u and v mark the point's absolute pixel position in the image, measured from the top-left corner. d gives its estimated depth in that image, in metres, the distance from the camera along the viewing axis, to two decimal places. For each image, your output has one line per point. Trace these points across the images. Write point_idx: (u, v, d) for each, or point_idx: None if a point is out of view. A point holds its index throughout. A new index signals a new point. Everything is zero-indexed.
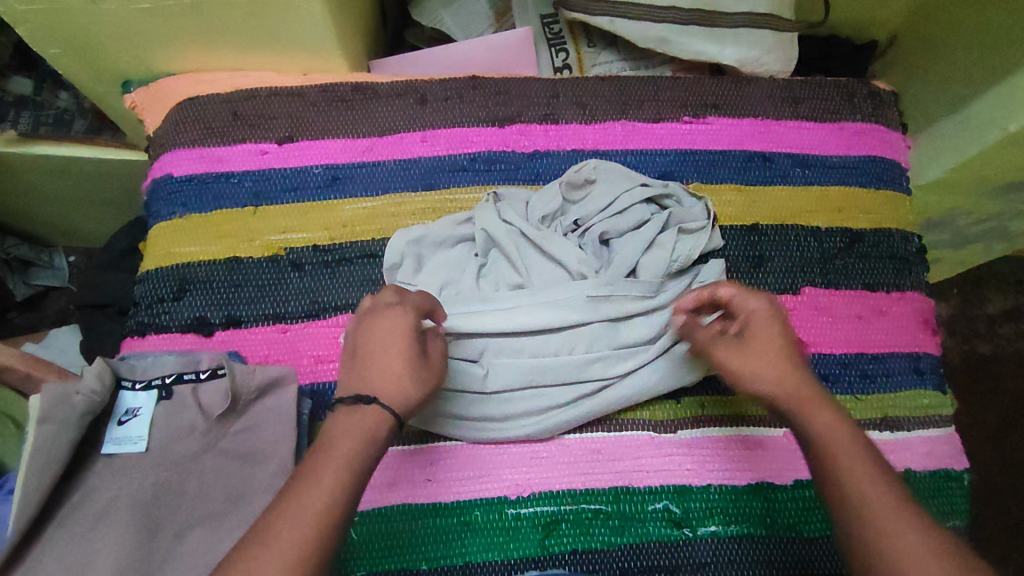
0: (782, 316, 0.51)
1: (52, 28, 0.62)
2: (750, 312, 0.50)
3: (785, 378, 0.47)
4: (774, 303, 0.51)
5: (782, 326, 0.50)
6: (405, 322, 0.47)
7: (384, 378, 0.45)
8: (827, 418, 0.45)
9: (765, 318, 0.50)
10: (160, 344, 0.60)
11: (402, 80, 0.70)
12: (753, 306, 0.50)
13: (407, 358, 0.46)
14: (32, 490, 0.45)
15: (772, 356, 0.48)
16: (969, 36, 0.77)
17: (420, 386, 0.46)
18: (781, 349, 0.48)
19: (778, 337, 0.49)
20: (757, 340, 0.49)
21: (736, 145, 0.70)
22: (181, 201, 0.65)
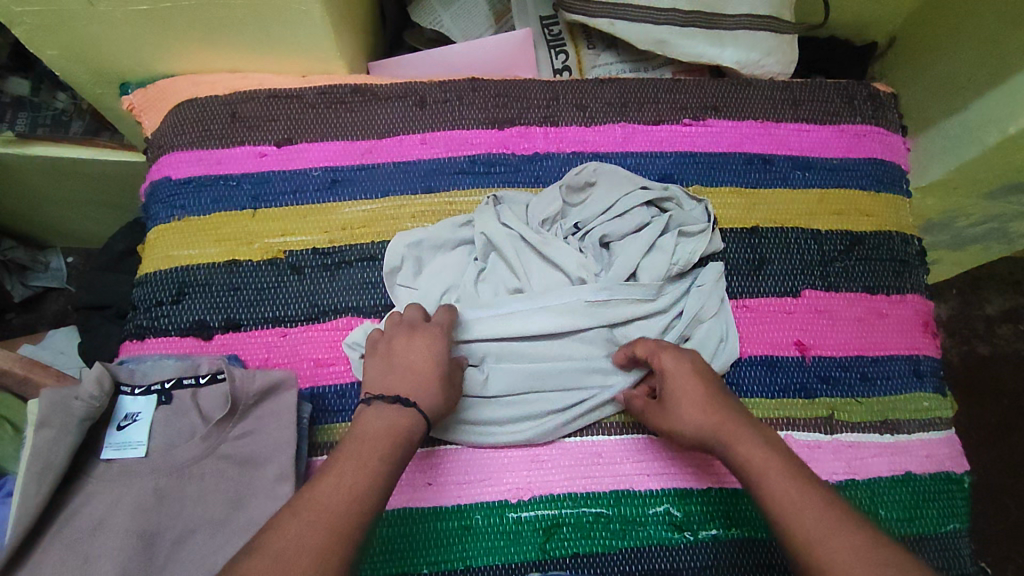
0: (695, 361, 0.54)
1: (49, 29, 0.62)
2: (665, 367, 0.54)
3: (708, 422, 0.50)
4: (680, 354, 0.54)
5: (697, 372, 0.53)
6: (437, 342, 0.53)
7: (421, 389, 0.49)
8: (750, 447, 0.47)
9: (680, 367, 0.53)
10: (159, 348, 0.60)
11: (402, 83, 0.70)
12: (664, 362, 0.54)
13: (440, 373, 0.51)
14: (31, 495, 0.45)
15: (692, 406, 0.51)
16: (970, 37, 0.77)
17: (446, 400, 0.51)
18: (696, 394, 0.52)
19: (694, 384, 0.52)
20: (672, 395, 0.53)
21: (736, 148, 0.70)
22: (180, 204, 0.64)
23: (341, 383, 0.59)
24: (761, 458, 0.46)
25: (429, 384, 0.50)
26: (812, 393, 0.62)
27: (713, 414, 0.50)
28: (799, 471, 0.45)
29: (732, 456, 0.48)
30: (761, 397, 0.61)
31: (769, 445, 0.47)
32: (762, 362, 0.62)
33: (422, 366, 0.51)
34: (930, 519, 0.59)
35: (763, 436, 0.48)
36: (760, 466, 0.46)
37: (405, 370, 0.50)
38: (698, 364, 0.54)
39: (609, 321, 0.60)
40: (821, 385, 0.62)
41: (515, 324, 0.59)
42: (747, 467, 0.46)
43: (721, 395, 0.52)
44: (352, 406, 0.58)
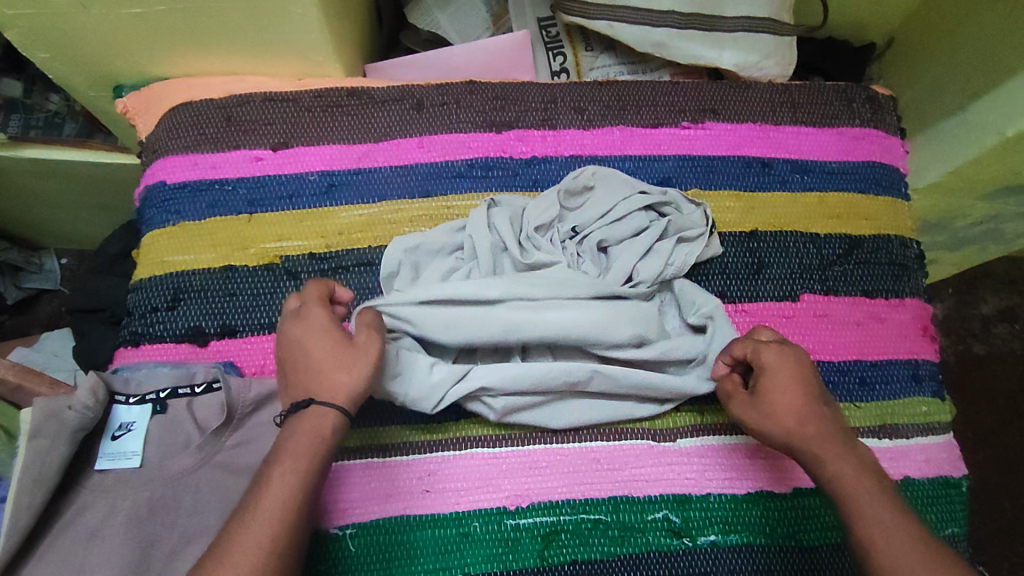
0: (798, 363, 0.52)
1: (42, 32, 0.61)
2: (767, 365, 0.52)
3: (804, 432, 0.49)
4: (786, 352, 0.53)
5: (798, 375, 0.52)
6: (314, 316, 0.49)
7: (317, 372, 0.47)
8: (844, 469, 0.47)
9: (784, 368, 0.52)
10: (153, 355, 0.59)
11: (399, 85, 0.69)
12: (766, 359, 0.52)
13: (328, 348, 0.47)
14: (24, 508, 0.44)
15: (789, 412, 0.50)
16: (968, 39, 0.77)
17: (351, 365, 0.47)
18: (796, 399, 0.51)
19: (798, 391, 0.51)
20: (768, 395, 0.51)
21: (735, 151, 0.70)
22: (174, 208, 0.64)
23: None
24: (855, 483, 0.46)
25: (323, 364, 0.47)
26: None
27: (810, 425, 0.50)
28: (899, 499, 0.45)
29: (823, 473, 0.48)
30: None
31: (864, 467, 0.47)
32: None
33: (311, 351, 0.48)
34: (928, 524, 0.59)
35: (858, 457, 0.48)
36: (852, 488, 0.46)
37: (303, 360, 0.48)
38: (800, 366, 0.52)
39: (603, 308, 0.57)
40: None
41: (494, 292, 0.57)
42: (838, 486, 0.47)
43: (818, 404, 0.51)
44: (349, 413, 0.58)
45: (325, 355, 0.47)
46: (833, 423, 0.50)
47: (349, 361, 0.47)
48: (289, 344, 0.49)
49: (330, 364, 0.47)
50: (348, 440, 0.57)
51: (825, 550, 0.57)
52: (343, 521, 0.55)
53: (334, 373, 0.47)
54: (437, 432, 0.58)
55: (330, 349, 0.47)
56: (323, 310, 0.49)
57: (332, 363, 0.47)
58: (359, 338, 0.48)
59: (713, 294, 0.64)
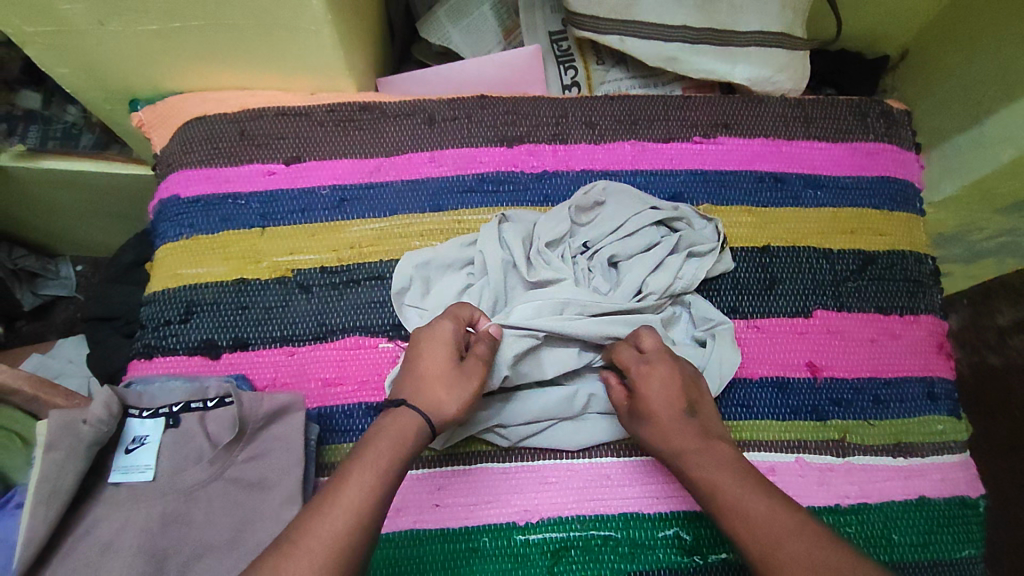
0: (670, 379, 0.54)
1: (60, 48, 0.62)
2: (637, 384, 0.54)
3: (677, 437, 0.51)
4: (662, 369, 0.54)
5: (669, 393, 0.53)
6: (444, 335, 0.53)
7: (427, 385, 0.51)
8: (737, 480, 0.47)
9: (654, 383, 0.54)
10: (166, 368, 0.60)
11: (410, 100, 0.69)
12: (637, 379, 0.55)
13: (443, 363, 0.52)
14: (39, 521, 0.45)
15: (660, 427, 0.52)
16: (986, 52, 0.76)
17: (453, 387, 0.51)
18: (669, 415, 0.53)
19: (668, 403, 0.53)
20: (643, 413, 0.54)
21: (748, 166, 0.69)
22: (188, 222, 0.64)
23: (350, 404, 0.59)
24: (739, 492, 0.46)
25: (434, 381, 0.51)
26: (824, 415, 0.61)
27: (675, 440, 0.51)
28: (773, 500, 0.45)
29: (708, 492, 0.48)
30: (773, 420, 0.60)
31: (743, 477, 0.47)
32: (773, 384, 0.61)
33: (428, 362, 0.52)
34: (945, 545, 0.58)
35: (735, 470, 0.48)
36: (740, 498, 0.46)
37: (416, 369, 0.52)
38: (672, 382, 0.54)
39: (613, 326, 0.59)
40: (833, 407, 0.61)
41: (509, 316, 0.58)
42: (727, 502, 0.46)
43: (688, 418, 0.53)
44: (359, 426, 0.58)
45: (439, 372, 0.52)
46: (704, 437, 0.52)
47: (454, 384, 0.51)
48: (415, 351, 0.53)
49: (438, 379, 0.51)
50: None
51: None
52: None
53: (439, 391, 0.51)
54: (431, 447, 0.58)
55: (446, 368, 0.52)
56: (454, 328, 0.54)
57: (443, 381, 0.51)
58: (469, 370, 0.52)
59: (726, 311, 0.64)
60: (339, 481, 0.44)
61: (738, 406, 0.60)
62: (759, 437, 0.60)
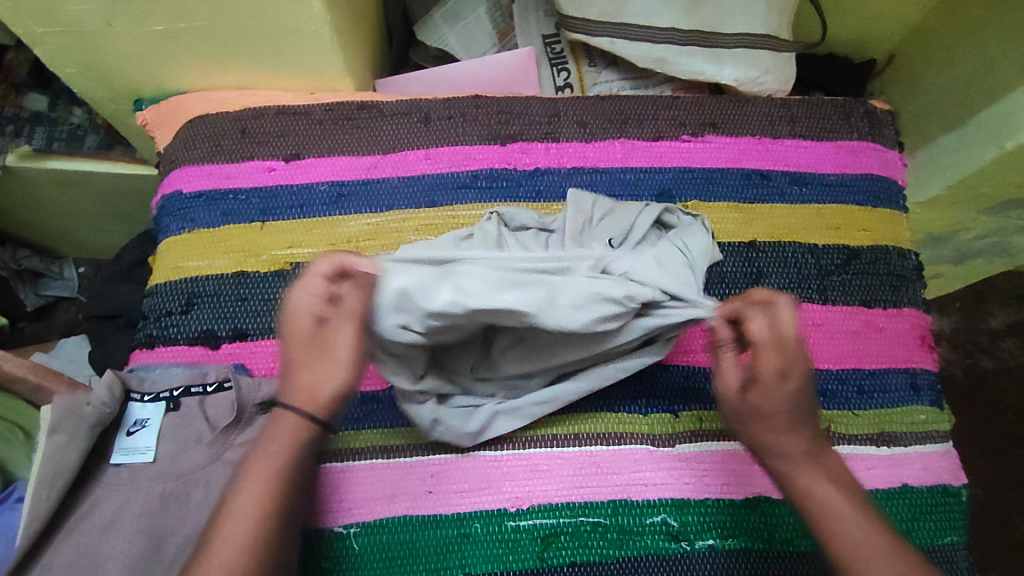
0: (801, 377, 0.46)
1: (69, 49, 0.65)
2: (766, 374, 0.46)
3: (792, 457, 0.45)
4: (796, 363, 0.46)
5: (798, 396, 0.46)
6: (302, 307, 0.44)
7: (298, 367, 0.44)
8: (813, 479, 0.44)
9: (786, 383, 0.46)
10: (167, 356, 0.62)
11: (407, 100, 0.72)
12: (769, 367, 0.46)
13: (305, 342, 0.44)
14: (43, 498, 0.47)
15: (778, 426, 0.45)
16: (969, 55, 0.78)
17: (323, 374, 0.44)
18: (794, 420, 0.46)
19: (799, 406, 0.46)
20: (764, 406, 0.46)
21: (735, 163, 0.71)
22: (190, 217, 0.66)
23: None
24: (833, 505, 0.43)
25: (299, 362, 0.44)
26: None
27: (781, 433, 0.45)
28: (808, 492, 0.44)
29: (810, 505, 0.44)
30: None
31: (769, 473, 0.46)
32: None
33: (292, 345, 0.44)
34: (927, 531, 0.60)
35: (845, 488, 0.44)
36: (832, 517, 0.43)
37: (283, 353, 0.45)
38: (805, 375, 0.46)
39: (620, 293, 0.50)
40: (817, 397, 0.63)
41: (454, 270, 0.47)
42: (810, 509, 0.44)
43: (811, 425, 0.46)
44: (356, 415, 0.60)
45: (304, 354, 0.44)
46: (816, 444, 0.46)
47: (321, 367, 0.44)
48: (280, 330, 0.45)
49: (305, 364, 0.44)
50: (352, 442, 0.59)
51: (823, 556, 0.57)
52: (347, 520, 0.57)
53: (309, 374, 0.44)
54: (416, 435, 0.59)
55: (308, 343, 0.44)
56: (315, 296, 0.45)
57: (314, 359, 0.44)
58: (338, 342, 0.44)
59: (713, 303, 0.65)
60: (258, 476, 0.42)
61: None
62: None
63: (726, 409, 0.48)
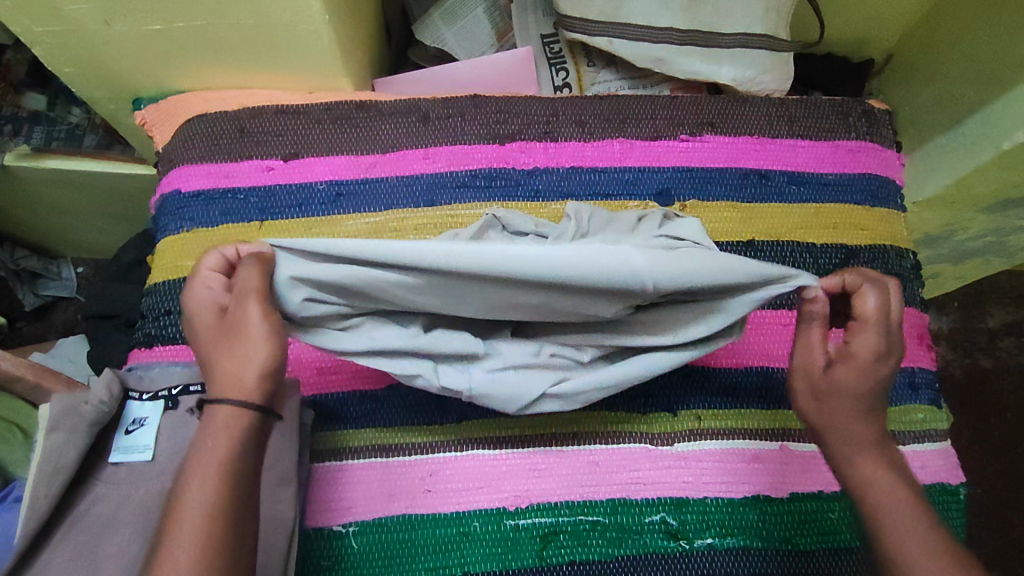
0: (884, 362, 0.48)
1: (67, 48, 0.65)
2: (858, 352, 0.48)
3: (856, 441, 0.47)
4: (885, 350, 0.48)
5: (876, 381, 0.47)
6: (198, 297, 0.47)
7: (215, 359, 0.45)
8: (870, 465, 0.46)
9: (872, 369, 0.47)
10: (166, 356, 0.62)
11: (406, 99, 0.72)
12: (862, 346, 0.48)
13: (211, 329, 0.46)
14: (41, 497, 0.47)
15: (851, 406, 0.47)
16: (966, 55, 0.78)
17: (237, 356, 0.44)
18: (867, 404, 0.47)
19: (873, 393, 0.47)
20: (844, 382, 0.47)
21: (733, 163, 0.71)
22: (188, 216, 0.66)
23: (343, 392, 0.60)
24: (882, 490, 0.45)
25: (216, 348, 0.45)
26: None
27: (852, 418, 0.47)
28: (867, 479, 0.45)
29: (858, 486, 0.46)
30: (757, 408, 0.62)
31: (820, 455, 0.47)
32: (758, 374, 0.63)
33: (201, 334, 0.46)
34: None
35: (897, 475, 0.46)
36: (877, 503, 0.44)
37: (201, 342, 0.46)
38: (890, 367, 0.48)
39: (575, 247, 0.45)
40: None
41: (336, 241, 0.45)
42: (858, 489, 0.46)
43: (880, 414, 0.48)
44: (354, 414, 0.60)
45: (212, 339, 0.45)
46: (882, 434, 0.47)
47: (230, 349, 0.45)
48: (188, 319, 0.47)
49: (219, 349, 0.45)
50: (351, 442, 0.59)
51: (821, 554, 0.58)
52: (346, 519, 0.57)
53: (227, 359, 0.44)
54: (415, 434, 0.59)
55: (216, 330, 0.46)
56: (214, 290, 0.47)
57: (227, 345, 0.45)
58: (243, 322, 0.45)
59: None
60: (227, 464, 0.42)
61: (720, 395, 0.62)
62: (742, 425, 0.61)
63: (801, 382, 0.50)
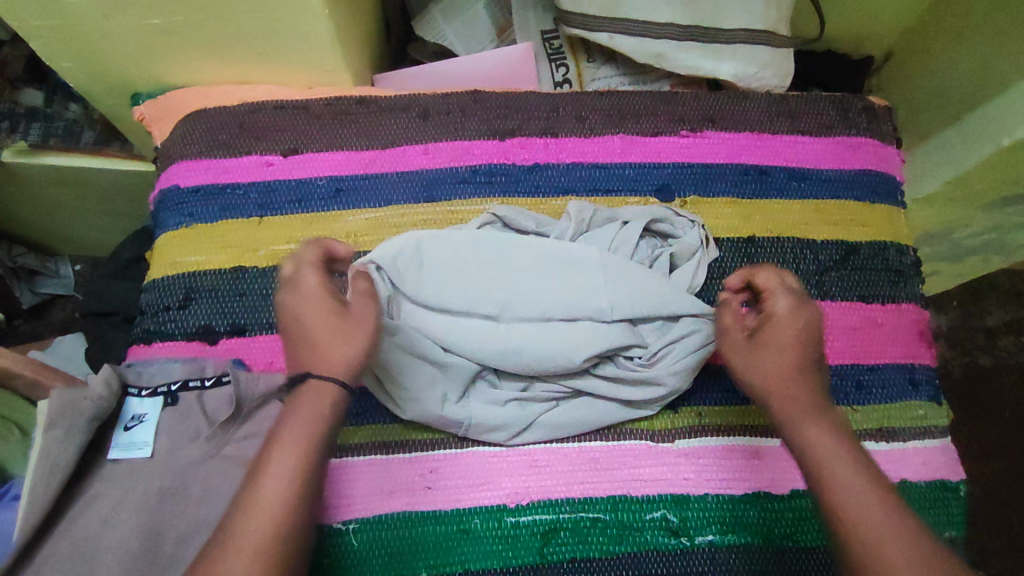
0: (806, 324, 0.50)
1: (64, 41, 0.64)
2: (773, 316, 0.50)
3: (787, 397, 0.46)
4: (805, 316, 0.50)
5: (800, 341, 0.49)
6: (313, 285, 0.47)
7: (323, 341, 0.44)
8: (811, 422, 0.45)
9: (791, 330, 0.49)
10: (165, 352, 0.61)
11: (406, 95, 0.71)
12: (778, 311, 0.50)
13: (323, 315, 0.46)
14: (39, 495, 0.46)
15: (776, 361, 0.48)
16: (968, 51, 0.78)
17: (349, 341, 0.45)
18: (793, 360, 0.48)
19: (796, 352, 0.48)
20: (764, 343, 0.49)
21: (734, 159, 0.71)
22: (187, 212, 0.66)
23: None
24: (823, 444, 0.43)
25: (326, 334, 0.45)
26: None
27: (777, 371, 0.48)
28: (816, 433, 0.44)
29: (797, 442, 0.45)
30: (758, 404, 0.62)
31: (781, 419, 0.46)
32: None
33: (305, 320, 0.46)
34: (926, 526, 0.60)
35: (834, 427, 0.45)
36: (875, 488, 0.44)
37: (302, 327, 0.45)
38: (812, 323, 0.50)
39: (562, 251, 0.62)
40: None
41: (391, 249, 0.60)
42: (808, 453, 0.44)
43: (812, 370, 0.48)
44: (353, 410, 0.60)
45: (323, 325, 0.45)
46: (822, 396, 0.47)
47: (347, 335, 0.45)
48: (288, 306, 0.47)
49: (328, 333, 0.45)
50: (352, 438, 0.59)
51: (822, 551, 0.58)
52: (346, 516, 0.56)
53: (339, 345, 0.44)
54: (415, 431, 0.59)
55: (332, 316, 0.46)
56: (317, 275, 0.48)
57: (338, 330, 0.45)
58: (358, 308, 0.47)
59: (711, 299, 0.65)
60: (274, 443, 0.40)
61: (720, 391, 0.62)
62: (743, 422, 0.61)
63: (729, 358, 0.51)
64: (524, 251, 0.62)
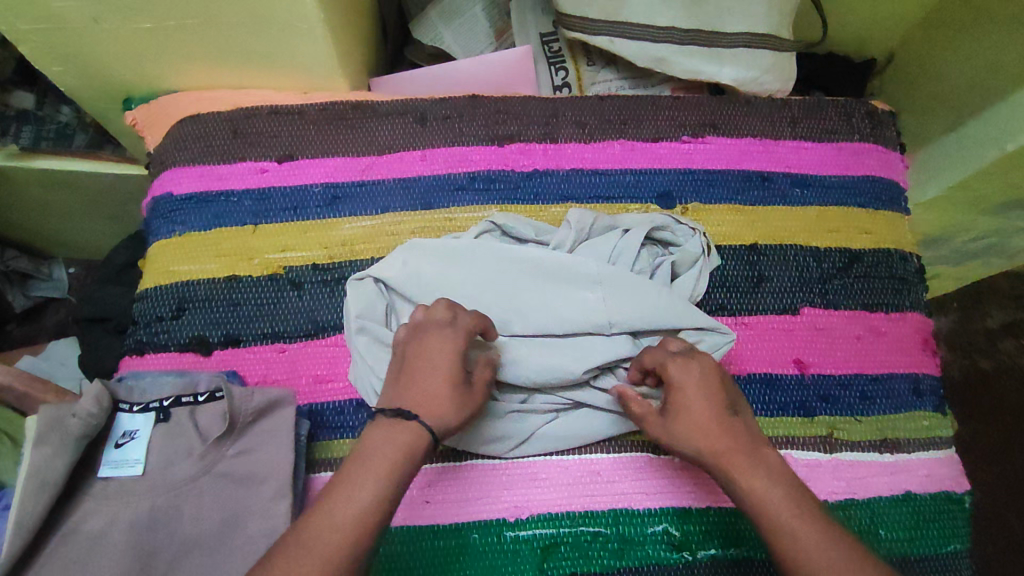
0: (708, 376, 0.50)
1: (53, 46, 0.63)
2: (674, 380, 0.50)
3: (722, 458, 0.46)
4: (704, 369, 0.50)
5: (705, 394, 0.49)
6: (454, 344, 0.48)
7: (436, 404, 0.46)
8: (751, 475, 0.45)
9: (693, 386, 0.49)
10: (159, 363, 0.60)
11: (402, 99, 0.70)
12: (674, 375, 0.50)
13: (445, 381, 0.47)
14: (28, 515, 0.45)
15: (695, 424, 0.48)
16: (971, 55, 0.77)
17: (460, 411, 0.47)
18: (713, 416, 0.48)
19: (705, 407, 0.48)
20: (680, 410, 0.49)
21: (736, 165, 0.70)
22: (181, 219, 0.65)
23: (339, 401, 0.59)
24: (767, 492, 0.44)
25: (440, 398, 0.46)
26: (812, 411, 0.62)
27: (703, 435, 0.47)
28: (750, 492, 0.44)
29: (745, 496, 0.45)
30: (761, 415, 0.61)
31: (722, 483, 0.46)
32: (762, 380, 0.62)
33: (423, 377, 0.47)
34: (930, 539, 0.59)
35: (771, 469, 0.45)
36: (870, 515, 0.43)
37: (417, 381, 0.47)
38: (709, 375, 0.50)
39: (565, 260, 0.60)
40: (820, 403, 0.62)
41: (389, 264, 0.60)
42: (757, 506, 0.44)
43: (730, 417, 0.48)
44: (351, 423, 0.58)
45: (443, 388, 0.47)
46: (751, 443, 0.47)
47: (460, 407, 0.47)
48: (421, 355, 0.48)
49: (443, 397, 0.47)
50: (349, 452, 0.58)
51: None
52: None
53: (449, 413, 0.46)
54: None
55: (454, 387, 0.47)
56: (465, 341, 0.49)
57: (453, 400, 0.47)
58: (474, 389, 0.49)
59: (714, 307, 0.64)
60: (347, 486, 0.41)
61: None
62: None
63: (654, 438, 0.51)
64: (523, 261, 0.61)
